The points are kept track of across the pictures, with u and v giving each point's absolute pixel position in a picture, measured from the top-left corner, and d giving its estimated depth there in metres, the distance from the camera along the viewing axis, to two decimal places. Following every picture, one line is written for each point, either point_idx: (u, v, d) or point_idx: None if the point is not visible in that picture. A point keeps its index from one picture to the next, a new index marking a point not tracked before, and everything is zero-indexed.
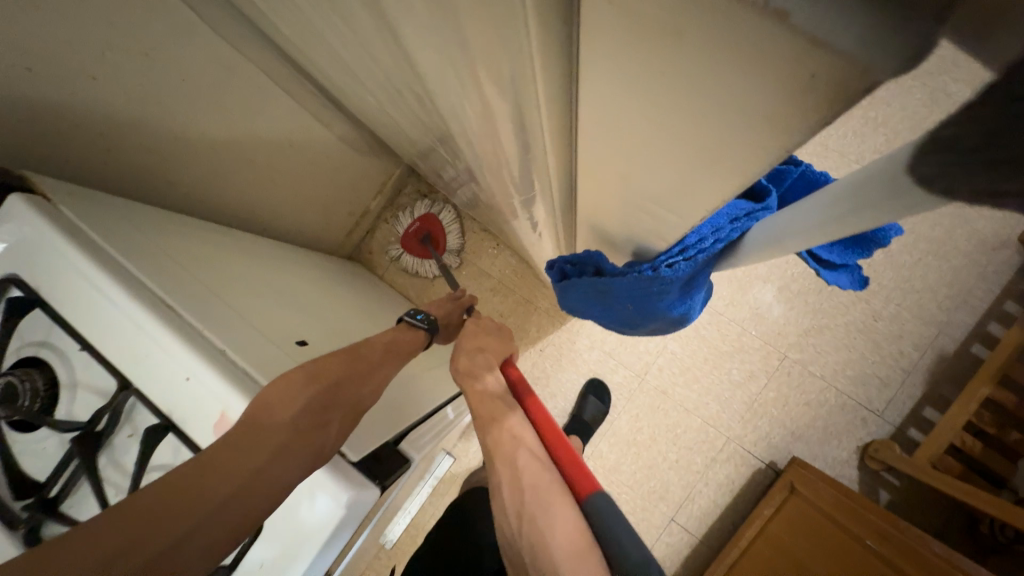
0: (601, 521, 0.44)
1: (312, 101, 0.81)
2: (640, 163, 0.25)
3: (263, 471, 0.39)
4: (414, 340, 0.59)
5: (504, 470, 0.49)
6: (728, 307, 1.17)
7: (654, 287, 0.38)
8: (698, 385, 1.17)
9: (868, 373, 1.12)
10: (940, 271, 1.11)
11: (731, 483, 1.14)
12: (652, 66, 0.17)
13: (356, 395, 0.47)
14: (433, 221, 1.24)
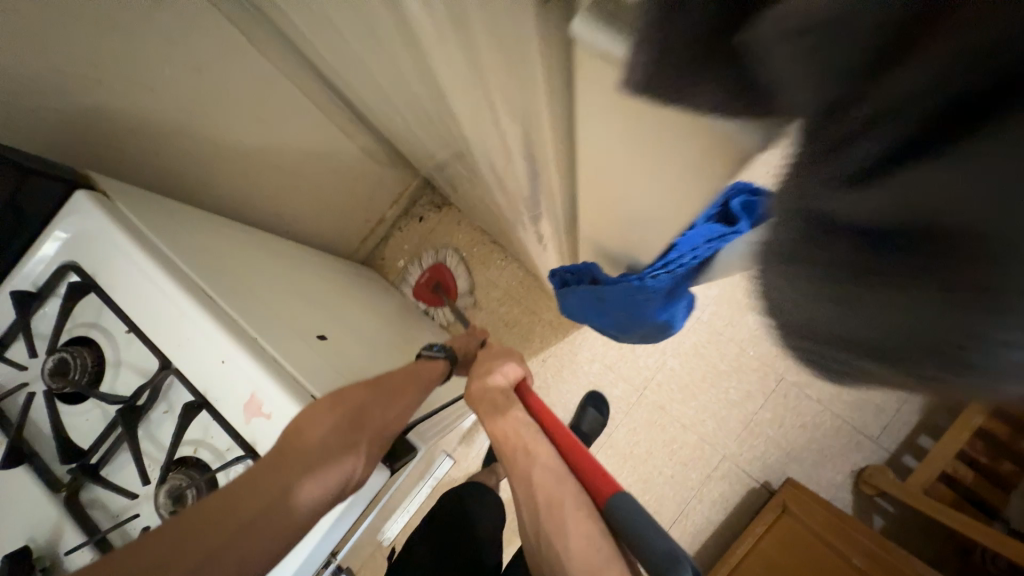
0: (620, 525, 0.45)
1: (340, 115, 0.88)
2: (622, 185, 0.29)
3: (297, 493, 0.42)
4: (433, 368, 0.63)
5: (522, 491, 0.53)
6: (727, 326, 1.20)
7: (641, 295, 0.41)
8: (696, 402, 1.19)
9: (864, 398, 1.14)
10: None
11: (725, 501, 1.15)
12: (625, 119, 0.21)
13: (382, 418, 0.50)
14: (443, 270, 1.30)
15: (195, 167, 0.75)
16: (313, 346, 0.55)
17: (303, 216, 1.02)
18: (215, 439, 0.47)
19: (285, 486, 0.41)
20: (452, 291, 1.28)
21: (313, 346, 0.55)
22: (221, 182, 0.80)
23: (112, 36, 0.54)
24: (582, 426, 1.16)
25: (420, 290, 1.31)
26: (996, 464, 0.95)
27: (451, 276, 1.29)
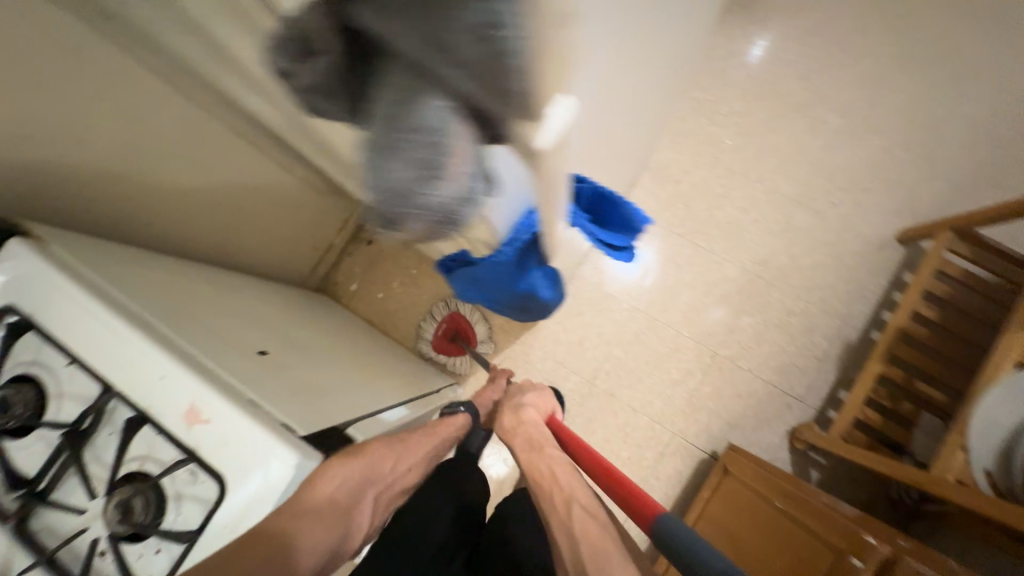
0: (667, 542, 0.51)
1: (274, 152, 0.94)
2: None
3: (300, 538, 0.45)
4: (456, 426, 0.77)
5: (561, 534, 0.59)
6: (662, 312, 1.31)
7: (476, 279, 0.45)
8: (642, 385, 1.29)
9: (788, 362, 1.26)
10: (836, 269, 1.28)
11: (679, 475, 1.23)
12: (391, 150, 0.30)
13: (385, 472, 0.59)
14: (460, 319, 1.31)
15: (128, 207, 0.78)
16: (247, 363, 0.59)
17: (246, 247, 1.06)
18: (157, 451, 0.51)
19: (327, 524, 0.48)
20: (471, 339, 1.30)
21: (246, 364, 0.59)
22: (155, 219, 0.84)
23: (38, 95, 0.59)
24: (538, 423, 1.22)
25: (439, 340, 1.31)
26: (898, 405, 1.07)
27: (469, 325, 1.31)
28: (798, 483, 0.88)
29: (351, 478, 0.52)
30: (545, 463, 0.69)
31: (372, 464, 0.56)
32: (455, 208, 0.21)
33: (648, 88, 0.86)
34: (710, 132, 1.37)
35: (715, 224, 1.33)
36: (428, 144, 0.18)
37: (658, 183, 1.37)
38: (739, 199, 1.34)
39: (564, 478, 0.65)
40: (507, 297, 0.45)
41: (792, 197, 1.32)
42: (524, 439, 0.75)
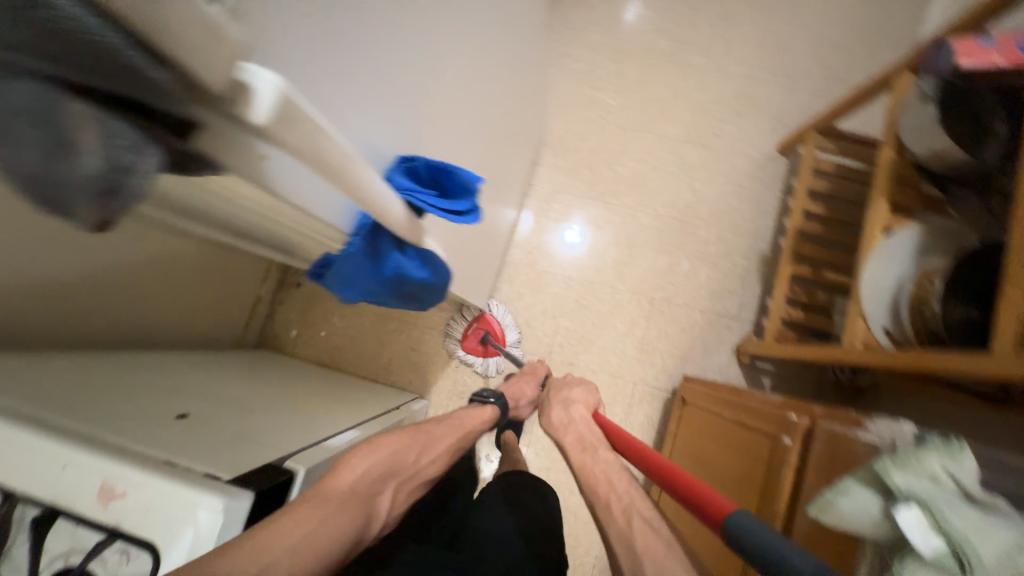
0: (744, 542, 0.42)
1: None
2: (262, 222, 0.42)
3: (329, 520, 0.49)
4: (478, 417, 0.77)
5: (619, 534, 0.55)
6: (595, 274, 1.37)
7: (350, 283, 0.44)
8: (595, 346, 1.33)
9: (718, 288, 1.34)
10: (734, 193, 1.38)
11: (650, 419, 1.29)
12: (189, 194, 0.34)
13: (410, 465, 0.63)
14: (490, 321, 1.30)
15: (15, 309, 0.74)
16: (163, 431, 0.58)
17: (162, 321, 1.02)
18: (80, 540, 0.49)
19: (351, 508, 0.52)
20: (501, 338, 1.29)
21: (163, 432, 0.58)
22: (47, 317, 0.79)
23: None
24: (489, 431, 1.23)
25: (469, 342, 1.30)
26: (814, 298, 1.18)
27: (498, 327, 1.30)
28: (734, 389, 0.95)
29: (370, 470, 0.58)
30: (604, 467, 0.65)
31: (394, 458, 0.61)
32: (122, 179, 0.17)
33: (504, 68, 0.91)
34: (592, 97, 1.45)
35: (620, 181, 1.41)
36: (41, 127, 0.16)
37: (559, 156, 1.43)
38: (635, 151, 1.42)
39: (624, 486, 0.61)
40: (378, 287, 0.45)
41: (680, 138, 1.42)
42: (578, 440, 0.71)
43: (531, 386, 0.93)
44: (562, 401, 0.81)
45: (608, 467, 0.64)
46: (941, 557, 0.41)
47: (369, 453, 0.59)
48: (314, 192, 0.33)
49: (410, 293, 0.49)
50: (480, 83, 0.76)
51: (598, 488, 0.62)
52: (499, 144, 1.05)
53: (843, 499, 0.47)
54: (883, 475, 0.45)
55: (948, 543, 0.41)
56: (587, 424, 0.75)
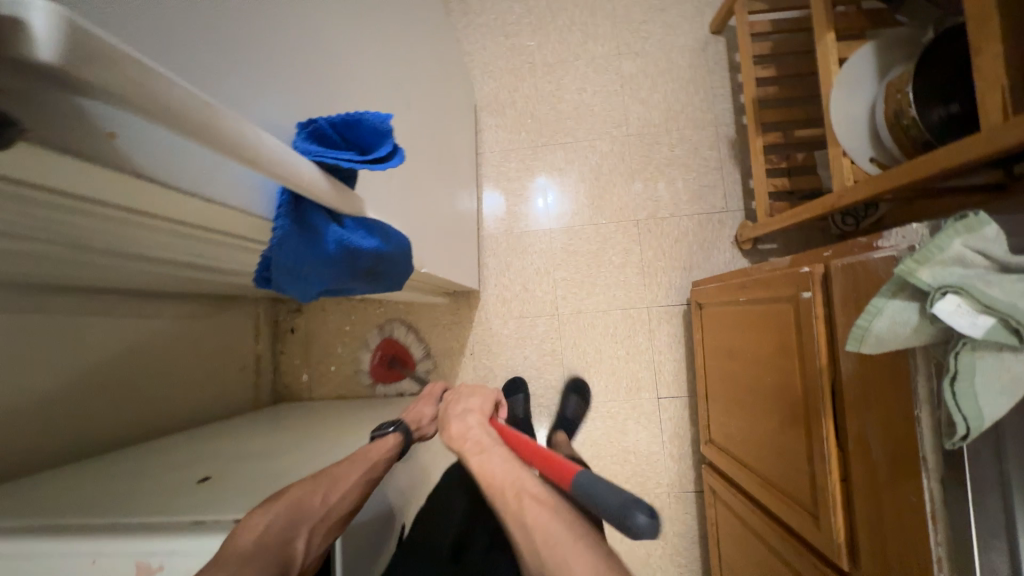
0: (584, 493, 0.51)
1: (123, 307, 0.88)
2: (170, 233, 0.40)
3: None
4: (386, 446, 0.73)
5: (518, 526, 0.60)
6: (574, 217, 1.33)
7: (296, 279, 0.39)
8: (599, 286, 1.30)
9: (698, 187, 1.30)
10: (683, 89, 1.33)
11: (676, 336, 1.27)
12: (63, 209, 0.32)
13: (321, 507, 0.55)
14: (396, 344, 1.32)
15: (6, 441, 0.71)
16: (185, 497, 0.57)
17: (168, 407, 1.00)
18: None
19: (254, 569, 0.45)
20: (410, 362, 1.31)
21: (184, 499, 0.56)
22: (44, 440, 0.77)
23: None
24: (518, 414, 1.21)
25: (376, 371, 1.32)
26: (794, 161, 1.13)
27: (406, 349, 1.32)
28: (740, 272, 0.92)
29: (274, 521, 0.51)
30: (496, 460, 0.68)
31: (300, 503, 0.53)
32: None
33: (403, 34, 0.86)
34: (510, 46, 1.39)
35: (567, 117, 1.36)
36: None
37: (499, 116, 1.39)
38: (571, 83, 1.37)
39: (515, 473, 0.65)
40: (333, 273, 0.42)
41: (610, 54, 1.36)
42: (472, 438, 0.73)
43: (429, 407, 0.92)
44: (457, 414, 0.80)
45: (503, 459, 0.68)
46: (993, 333, 0.39)
47: (269, 506, 0.52)
48: (196, 164, 0.29)
49: (370, 270, 0.46)
50: (378, 47, 0.71)
51: (493, 480, 0.66)
52: (430, 121, 1.01)
53: (881, 319, 0.45)
54: (909, 280, 0.42)
55: (997, 317, 0.39)
56: (482, 423, 0.76)
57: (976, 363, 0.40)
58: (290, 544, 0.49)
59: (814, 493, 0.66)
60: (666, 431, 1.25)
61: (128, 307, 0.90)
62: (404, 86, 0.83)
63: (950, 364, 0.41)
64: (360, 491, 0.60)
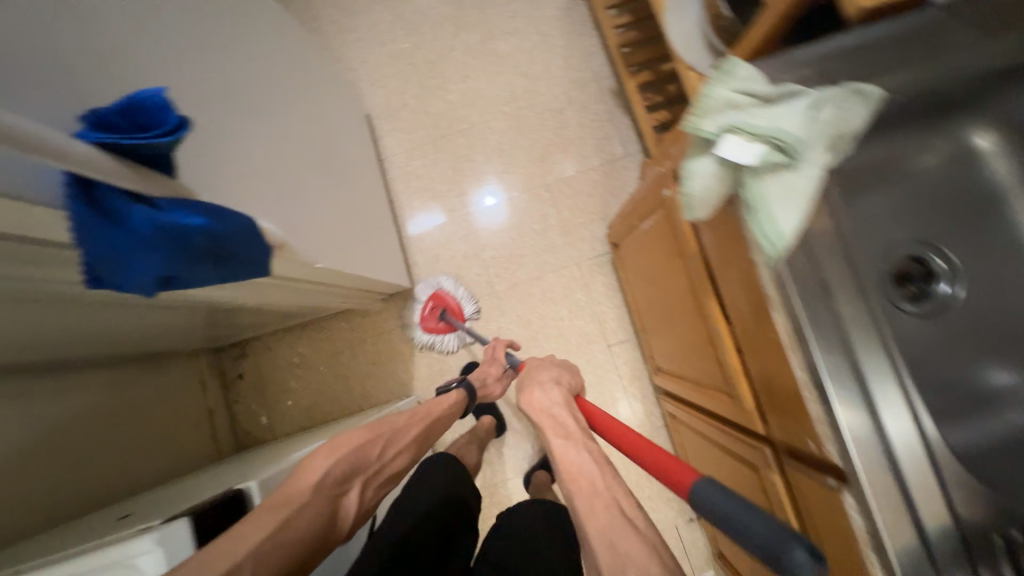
0: (709, 500, 0.47)
1: (38, 382, 0.85)
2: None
3: (294, 513, 0.55)
4: (453, 404, 0.92)
5: (602, 550, 0.46)
6: (489, 196, 1.37)
7: (118, 270, 0.41)
8: (528, 255, 1.34)
9: (596, 141, 1.36)
10: (559, 54, 1.40)
11: (610, 284, 1.31)
12: None
13: (377, 451, 0.72)
14: (446, 297, 1.29)
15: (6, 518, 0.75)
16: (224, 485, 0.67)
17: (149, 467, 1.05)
18: None
19: (319, 503, 0.60)
20: (460, 314, 1.28)
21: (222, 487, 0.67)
22: None
23: None
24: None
25: (428, 321, 1.28)
26: (669, 93, 1.20)
27: (455, 303, 1.29)
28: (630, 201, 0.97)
29: (335, 467, 0.65)
30: (579, 459, 0.58)
31: (358, 453, 0.68)
32: None
33: (266, 47, 0.88)
34: (389, 52, 1.44)
35: (459, 106, 1.41)
36: None
37: (395, 119, 1.42)
38: (455, 73, 1.42)
39: (604, 479, 0.54)
40: (163, 259, 0.43)
41: (483, 39, 1.42)
42: (552, 425, 0.66)
43: (496, 368, 1.08)
44: (541, 384, 0.77)
45: (593, 460, 0.57)
46: (766, 157, 0.43)
47: (331, 453, 0.66)
48: None
49: (208, 253, 0.47)
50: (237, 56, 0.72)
51: (574, 481, 0.55)
52: (318, 131, 1.04)
53: (694, 180, 0.48)
54: (699, 133, 0.46)
55: (765, 142, 0.43)
56: (568, 410, 0.70)
57: (766, 190, 0.43)
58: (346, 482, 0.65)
59: (723, 375, 0.69)
60: (624, 377, 1.28)
61: (92, 380, 0.97)
62: (278, 95, 0.86)
63: (748, 200, 0.45)
64: (402, 445, 0.77)
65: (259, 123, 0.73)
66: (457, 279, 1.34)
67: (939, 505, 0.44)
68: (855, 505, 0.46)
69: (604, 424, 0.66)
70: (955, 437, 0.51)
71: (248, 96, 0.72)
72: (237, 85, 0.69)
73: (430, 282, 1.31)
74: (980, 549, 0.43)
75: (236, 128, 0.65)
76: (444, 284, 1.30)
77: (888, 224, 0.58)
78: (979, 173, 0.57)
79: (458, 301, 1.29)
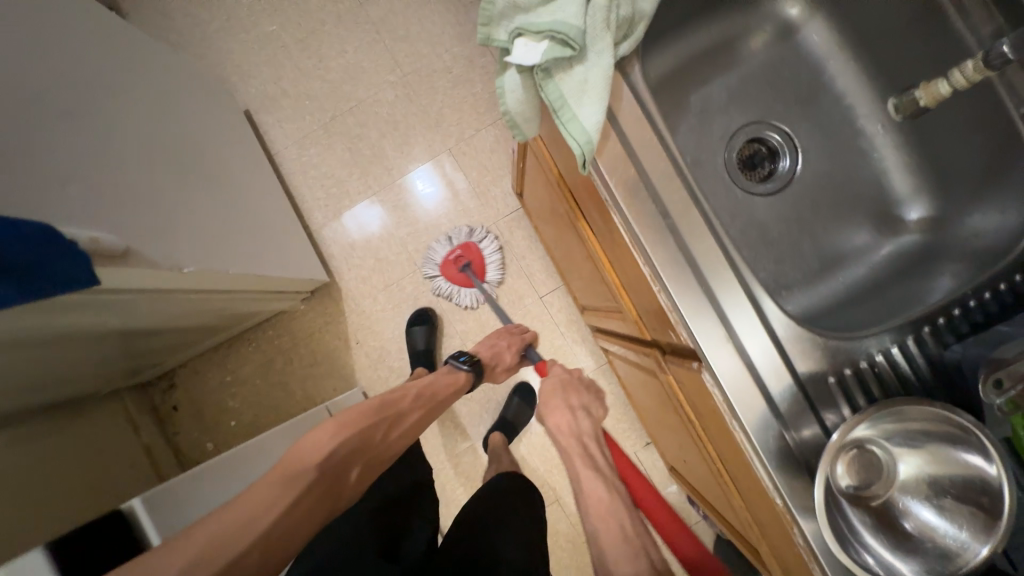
0: None
1: None
2: None
3: (292, 500, 0.61)
4: (454, 382, 0.94)
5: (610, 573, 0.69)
6: (393, 172, 1.32)
7: None
8: (444, 224, 1.31)
9: (489, 94, 1.32)
10: (434, 11, 1.33)
11: (530, 237, 1.30)
12: None
13: (384, 435, 0.77)
14: (476, 252, 1.26)
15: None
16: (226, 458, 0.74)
17: (115, 493, 1.08)
18: None
19: (316, 485, 0.65)
20: (480, 275, 1.26)
21: (226, 462, 0.73)
22: None
23: None
24: (419, 344, 1.22)
25: (451, 268, 1.25)
26: None
27: (483, 262, 1.26)
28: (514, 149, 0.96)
29: (338, 450, 0.69)
30: (607, 500, 0.81)
31: (362, 437, 0.73)
32: None
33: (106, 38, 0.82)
34: (254, 39, 1.34)
35: (342, 83, 1.33)
36: None
37: (276, 110, 1.33)
38: (331, 49, 1.34)
39: (634, 533, 0.74)
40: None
41: (353, 8, 1.34)
42: (582, 453, 0.92)
43: (512, 354, 1.11)
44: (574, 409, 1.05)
45: (617, 502, 0.81)
46: (553, 54, 0.41)
47: (336, 433, 0.70)
48: None
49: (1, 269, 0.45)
50: (49, 51, 0.67)
51: (601, 523, 0.77)
52: (187, 129, 0.96)
53: (506, 95, 0.46)
54: (493, 43, 0.44)
55: (550, 39, 0.41)
56: (598, 446, 0.98)
57: (562, 90, 0.42)
58: (348, 468, 0.70)
59: (612, 294, 0.71)
60: (561, 324, 1.29)
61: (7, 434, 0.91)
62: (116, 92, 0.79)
63: (550, 102, 0.43)
64: (407, 428, 0.81)
65: (85, 120, 0.68)
66: (499, 243, 1.30)
67: (780, 366, 0.47)
68: (712, 380, 0.49)
69: (625, 477, 0.88)
70: (792, 305, 0.55)
71: (62, 95, 0.66)
72: (41, 83, 0.63)
73: (464, 231, 1.27)
74: (821, 395, 0.47)
75: (38, 130, 0.60)
76: (481, 239, 1.26)
77: (722, 111, 0.59)
78: (792, 48, 0.59)
79: (484, 261, 1.26)
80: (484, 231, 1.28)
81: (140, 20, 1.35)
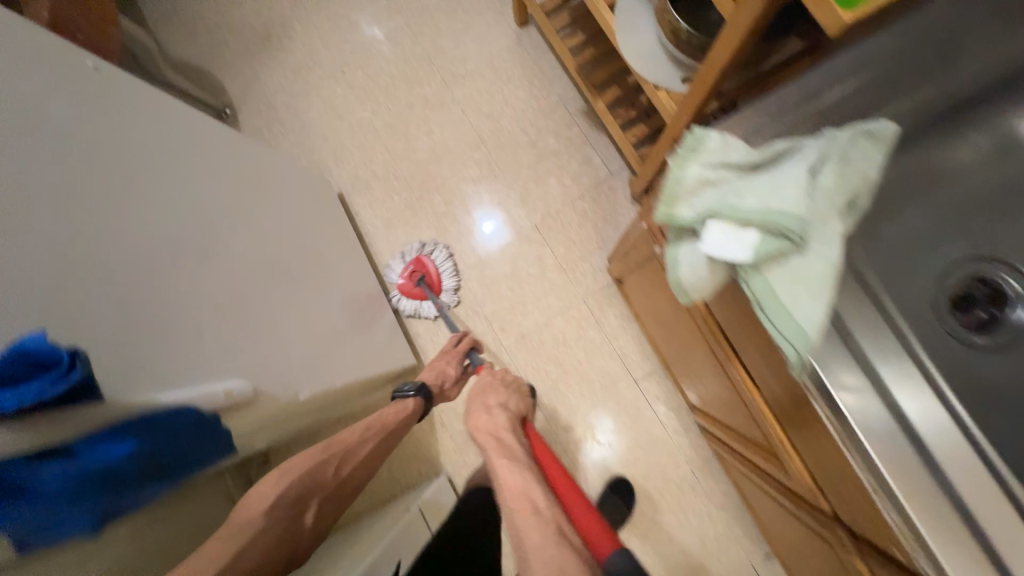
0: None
1: None
2: None
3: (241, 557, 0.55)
4: (401, 409, 0.81)
5: None
6: (477, 248, 1.30)
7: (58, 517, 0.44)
8: (530, 302, 1.25)
9: (575, 166, 1.28)
10: (518, 86, 1.34)
11: (622, 315, 1.22)
12: None
13: (332, 471, 0.69)
14: (428, 264, 1.25)
15: None
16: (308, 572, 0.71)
17: None
18: None
19: (266, 534, 0.59)
20: (435, 286, 1.23)
21: None
22: None
23: None
24: None
25: (407, 285, 1.24)
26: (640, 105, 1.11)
27: (434, 272, 1.24)
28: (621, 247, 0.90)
29: (282, 496, 0.62)
30: (521, 480, 0.52)
31: (309, 476, 0.65)
32: None
33: (239, 152, 0.84)
34: (348, 125, 1.40)
35: (430, 162, 1.35)
36: None
37: (366, 191, 1.37)
38: (418, 130, 1.37)
39: (546, 502, 0.47)
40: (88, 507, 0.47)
41: (440, 91, 1.37)
42: (500, 447, 0.58)
43: (452, 365, 0.93)
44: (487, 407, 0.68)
45: (533, 481, 0.51)
46: (763, 249, 0.34)
47: (281, 479, 0.63)
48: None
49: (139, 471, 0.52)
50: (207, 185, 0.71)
51: (516, 506, 0.48)
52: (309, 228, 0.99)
53: (679, 270, 0.39)
54: (673, 221, 0.38)
55: (760, 229, 0.34)
56: (512, 432, 0.63)
57: (773, 286, 0.35)
58: (303, 505, 0.65)
59: (768, 443, 0.61)
60: (658, 410, 1.18)
61: None
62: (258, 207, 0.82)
63: (752, 295, 0.36)
64: (358, 456, 0.73)
65: (229, 249, 0.71)
66: (449, 250, 1.28)
67: None
68: None
69: (543, 454, 0.60)
70: None
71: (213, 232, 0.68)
72: (195, 223, 0.66)
73: (418, 245, 1.27)
74: None
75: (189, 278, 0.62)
76: (430, 251, 1.26)
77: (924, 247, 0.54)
78: (1004, 173, 0.55)
79: (438, 271, 1.25)
80: (434, 243, 1.27)
81: (247, 113, 1.44)
